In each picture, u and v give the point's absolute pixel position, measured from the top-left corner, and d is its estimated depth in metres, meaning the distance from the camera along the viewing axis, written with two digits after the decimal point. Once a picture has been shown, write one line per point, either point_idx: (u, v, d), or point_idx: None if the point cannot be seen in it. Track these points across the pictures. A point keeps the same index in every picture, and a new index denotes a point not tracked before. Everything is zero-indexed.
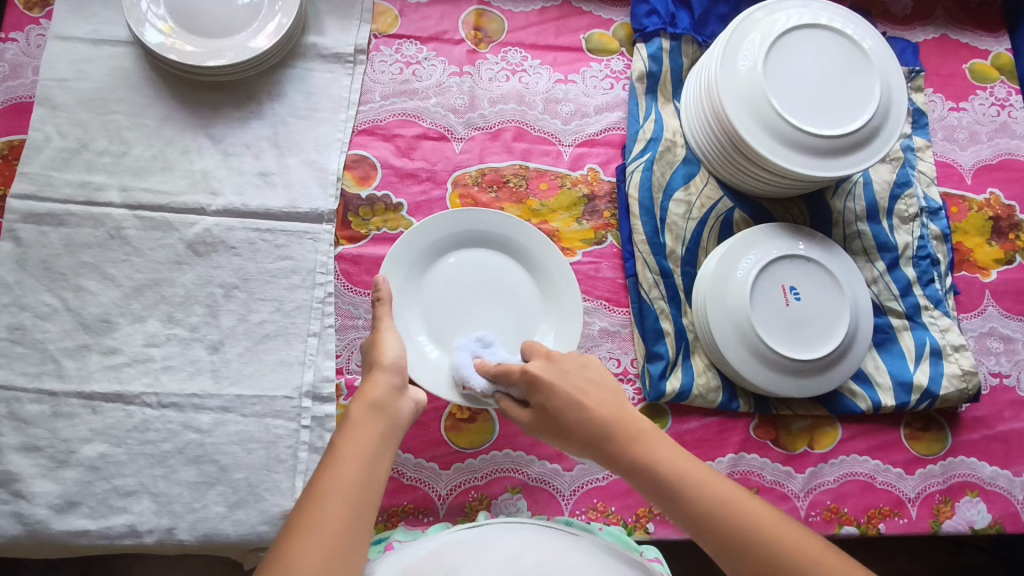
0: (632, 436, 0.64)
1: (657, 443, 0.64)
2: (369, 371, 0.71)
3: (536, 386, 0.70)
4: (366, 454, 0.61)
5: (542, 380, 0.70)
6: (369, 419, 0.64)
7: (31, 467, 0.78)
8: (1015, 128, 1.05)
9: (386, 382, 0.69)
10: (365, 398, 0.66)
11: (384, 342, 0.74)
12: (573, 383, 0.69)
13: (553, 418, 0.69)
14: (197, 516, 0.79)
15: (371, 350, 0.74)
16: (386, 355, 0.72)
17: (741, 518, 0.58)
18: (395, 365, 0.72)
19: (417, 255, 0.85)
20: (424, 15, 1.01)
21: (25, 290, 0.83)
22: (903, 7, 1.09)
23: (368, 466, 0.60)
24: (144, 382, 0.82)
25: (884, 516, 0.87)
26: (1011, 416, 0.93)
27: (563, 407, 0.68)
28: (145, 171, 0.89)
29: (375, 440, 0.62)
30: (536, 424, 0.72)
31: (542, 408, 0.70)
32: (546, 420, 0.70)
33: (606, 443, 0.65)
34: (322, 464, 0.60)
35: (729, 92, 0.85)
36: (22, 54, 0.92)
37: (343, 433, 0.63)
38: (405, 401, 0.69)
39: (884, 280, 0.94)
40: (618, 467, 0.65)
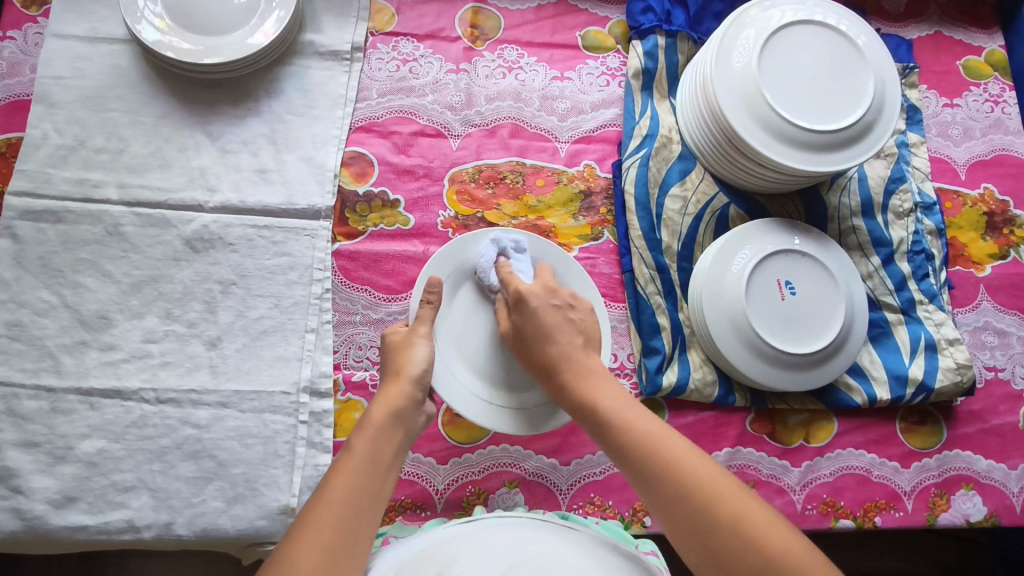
0: (579, 372, 0.70)
1: (602, 383, 0.69)
2: (391, 377, 0.70)
3: (521, 309, 0.75)
4: (379, 465, 0.61)
5: (528, 302, 0.75)
6: (389, 429, 0.64)
7: (29, 463, 0.78)
8: (1008, 123, 1.05)
9: (409, 393, 0.68)
10: (387, 406, 0.66)
11: (414, 350, 0.73)
12: (550, 315, 0.74)
13: (526, 338, 0.74)
14: (195, 511, 0.79)
15: (397, 356, 0.73)
16: (414, 364, 0.71)
17: (649, 439, 0.61)
18: (422, 379, 0.71)
19: (456, 272, 0.83)
20: (420, 12, 1.01)
21: (23, 286, 0.83)
22: (897, 4, 1.10)
23: (380, 478, 0.60)
24: (142, 378, 0.83)
25: (880, 510, 0.87)
26: (1006, 409, 0.93)
27: (536, 330, 0.73)
28: (143, 168, 0.89)
29: (388, 452, 0.63)
30: (511, 340, 0.77)
31: (518, 328, 0.75)
32: (520, 340, 0.75)
33: (554, 374, 0.71)
34: (334, 468, 0.59)
35: (723, 87, 0.86)
36: (21, 52, 0.92)
37: (359, 436, 0.63)
38: (421, 416, 0.69)
39: (879, 275, 0.94)
40: (564, 400, 0.70)
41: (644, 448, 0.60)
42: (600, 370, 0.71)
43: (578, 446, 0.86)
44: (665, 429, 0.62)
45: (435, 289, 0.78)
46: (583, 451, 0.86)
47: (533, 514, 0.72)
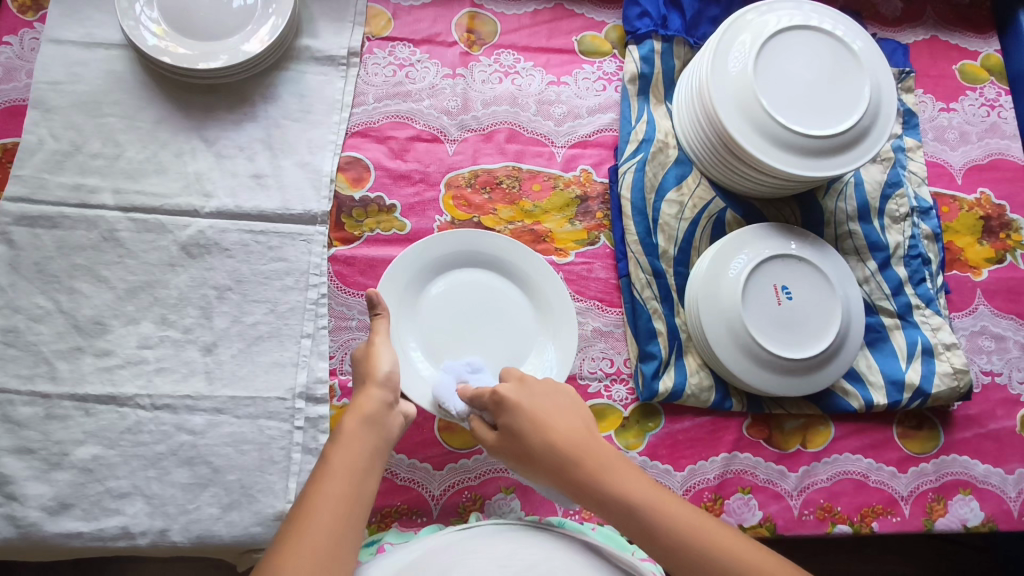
0: (603, 466, 0.63)
1: (624, 476, 0.63)
2: (363, 384, 0.70)
3: (505, 409, 0.68)
4: (356, 467, 0.61)
5: (513, 401, 0.68)
6: (364, 432, 0.64)
7: (24, 469, 0.78)
8: (1005, 128, 1.05)
9: (380, 396, 0.68)
10: (358, 411, 0.66)
11: (378, 354, 0.72)
12: (546, 409, 0.68)
13: (525, 440, 0.66)
14: (190, 517, 0.79)
15: (363, 363, 0.73)
16: (380, 368, 0.71)
17: (704, 543, 0.58)
18: (390, 380, 0.71)
19: (417, 270, 0.85)
20: (417, 17, 1.01)
21: (18, 292, 0.83)
22: (893, 9, 1.10)
23: (359, 480, 0.60)
24: (137, 384, 0.82)
25: (877, 515, 0.87)
26: (1003, 414, 0.93)
27: (534, 429, 0.66)
28: (139, 173, 0.89)
29: (365, 455, 0.62)
30: (507, 451, 0.68)
31: (512, 434, 0.67)
32: (518, 445, 0.67)
33: (572, 470, 0.64)
34: (313, 478, 0.60)
35: (719, 92, 0.86)
36: (17, 58, 0.92)
37: (335, 443, 0.62)
38: (397, 415, 0.69)
39: (876, 279, 0.94)
40: (589, 499, 0.63)
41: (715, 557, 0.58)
42: (614, 455, 0.65)
43: None
44: (725, 529, 0.60)
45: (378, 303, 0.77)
46: None
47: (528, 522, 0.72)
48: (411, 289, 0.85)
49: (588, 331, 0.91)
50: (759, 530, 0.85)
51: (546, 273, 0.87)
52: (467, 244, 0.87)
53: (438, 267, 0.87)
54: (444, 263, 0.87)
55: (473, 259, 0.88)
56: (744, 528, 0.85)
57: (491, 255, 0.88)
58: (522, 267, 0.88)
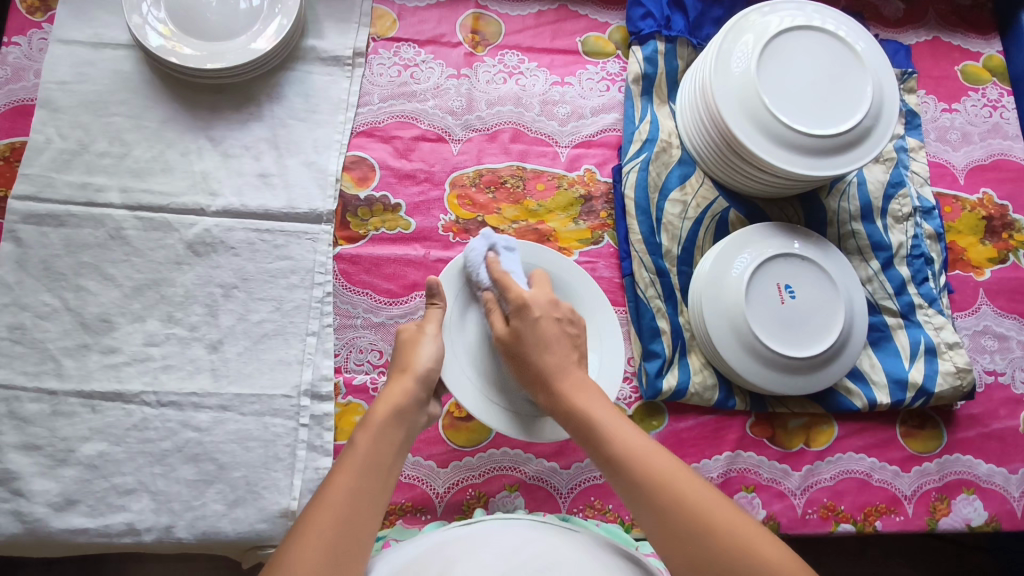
0: (578, 390, 0.67)
1: (595, 401, 0.66)
2: (397, 374, 0.70)
3: (520, 316, 0.71)
4: (378, 465, 0.61)
5: (532, 307, 0.71)
6: (390, 429, 0.64)
7: (30, 466, 0.78)
8: (1007, 128, 1.06)
9: (413, 391, 0.68)
10: (389, 404, 0.65)
11: (423, 346, 0.72)
12: (552, 327, 0.71)
13: (527, 345, 0.70)
14: (195, 514, 0.79)
15: (406, 350, 0.72)
16: (421, 360, 0.70)
17: (643, 467, 0.60)
18: (428, 376, 0.70)
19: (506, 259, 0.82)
20: (422, 18, 1.02)
21: (25, 290, 0.84)
22: (895, 10, 1.11)
23: (380, 478, 0.60)
24: (143, 381, 0.83)
25: (880, 514, 0.87)
26: (1006, 413, 0.93)
27: (536, 340, 0.69)
28: (145, 172, 0.90)
29: (391, 451, 0.63)
30: (508, 350, 0.72)
31: (517, 335, 0.70)
32: (516, 349, 0.70)
33: (556, 393, 0.68)
34: (336, 467, 0.59)
35: (722, 91, 0.86)
36: (25, 58, 0.93)
37: (361, 436, 0.62)
38: (421, 415, 0.69)
39: (879, 279, 0.94)
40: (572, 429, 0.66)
41: (674, 510, 0.56)
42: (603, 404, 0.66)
43: (579, 451, 0.86)
44: (696, 490, 0.58)
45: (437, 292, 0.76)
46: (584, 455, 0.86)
47: (534, 517, 0.72)
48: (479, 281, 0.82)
49: None
50: None
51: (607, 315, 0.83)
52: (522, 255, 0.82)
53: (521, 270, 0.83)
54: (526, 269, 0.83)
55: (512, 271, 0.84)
56: None
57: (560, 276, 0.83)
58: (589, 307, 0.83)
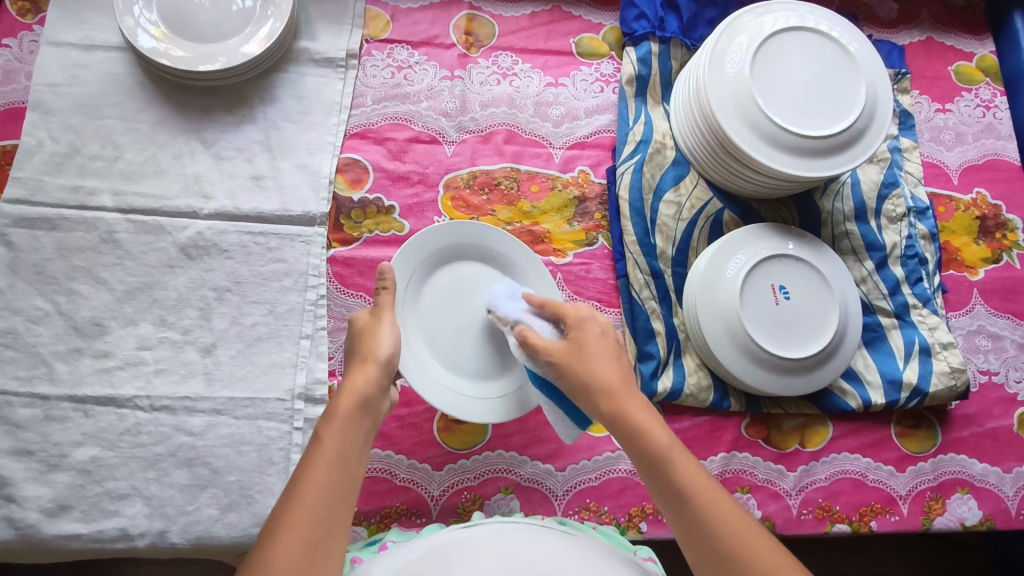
0: (637, 405, 0.65)
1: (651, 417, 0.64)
2: (360, 363, 0.69)
3: (580, 329, 0.71)
4: (345, 458, 0.59)
5: (596, 320, 0.72)
6: (357, 417, 0.63)
7: (23, 471, 0.78)
8: (1000, 129, 1.06)
9: (376, 378, 0.67)
10: (353, 394, 0.64)
11: (381, 334, 0.72)
12: (609, 345, 0.70)
13: (589, 356, 0.68)
14: (190, 518, 0.79)
15: (364, 341, 0.71)
16: (380, 348, 0.70)
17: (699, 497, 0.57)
18: (389, 362, 0.70)
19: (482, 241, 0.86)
20: (415, 20, 1.02)
21: (17, 294, 0.83)
22: (889, 10, 1.11)
23: (350, 467, 0.59)
24: (136, 386, 0.82)
25: (876, 514, 0.87)
26: (1000, 413, 0.93)
27: (597, 354, 0.69)
28: (137, 175, 0.89)
29: (359, 439, 0.62)
30: (564, 361, 0.69)
31: (575, 346, 0.70)
32: (573, 361, 0.69)
33: (615, 407, 0.65)
34: (307, 458, 0.58)
35: (716, 93, 0.86)
36: (16, 60, 0.92)
37: (327, 426, 0.61)
38: (386, 401, 0.68)
39: (873, 279, 0.94)
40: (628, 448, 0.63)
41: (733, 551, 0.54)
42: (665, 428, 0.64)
43: (574, 452, 0.86)
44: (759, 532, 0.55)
45: (388, 276, 0.76)
46: (579, 457, 0.86)
47: (529, 520, 0.72)
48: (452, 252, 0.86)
49: None
50: None
51: None
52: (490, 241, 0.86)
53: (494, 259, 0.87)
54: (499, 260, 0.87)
55: (472, 252, 0.86)
56: None
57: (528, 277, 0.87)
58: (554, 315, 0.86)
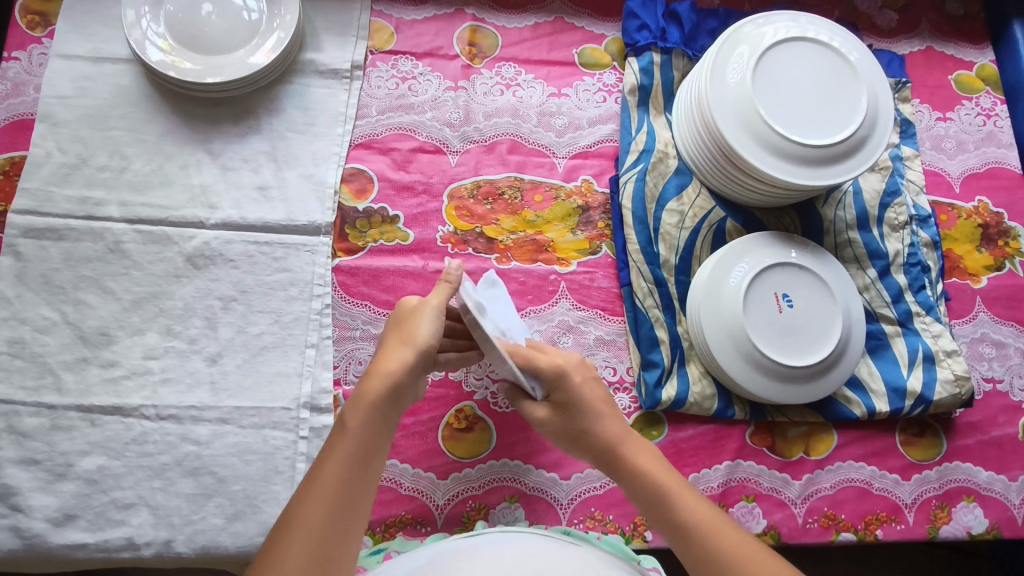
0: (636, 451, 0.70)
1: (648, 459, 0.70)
2: (398, 343, 0.68)
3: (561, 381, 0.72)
4: (355, 458, 0.60)
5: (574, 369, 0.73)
6: (379, 408, 0.64)
7: (30, 480, 0.78)
8: (1001, 137, 1.06)
9: (406, 364, 0.66)
10: (377, 385, 0.64)
11: (421, 316, 0.70)
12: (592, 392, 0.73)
13: (583, 417, 0.72)
14: (195, 528, 0.79)
15: (407, 320, 0.71)
16: (420, 331, 0.69)
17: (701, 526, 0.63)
18: (423, 350, 0.68)
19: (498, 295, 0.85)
20: (419, 31, 1.03)
21: (25, 304, 0.84)
22: (889, 20, 1.12)
23: (366, 458, 0.61)
24: (143, 395, 0.83)
25: (881, 522, 0.87)
26: (1005, 421, 0.93)
27: (592, 408, 0.72)
28: (145, 186, 0.90)
29: (377, 431, 0.63)
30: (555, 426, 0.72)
31: (563, 408, 0.73)
32: (570, 420, 0.72)
33: (619, 458, 0.70)
34: (325, 450, 0.61)
35: (718, 102, 0.87)
36: (25, 72, 0.94)
37: (347, 416, 0.63)
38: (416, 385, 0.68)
39: (876, 287, 0.95)
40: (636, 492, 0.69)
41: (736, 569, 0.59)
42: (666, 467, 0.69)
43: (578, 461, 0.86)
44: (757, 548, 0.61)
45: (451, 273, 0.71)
46: (584, 465, 0.86)
47: (534, 529, 0.72)
48: None
49: (591, 340, 0.92)
50: (763, 538, 0.85)
51: None
52: None
53: None
54: None
55: None
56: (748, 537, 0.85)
57: None
58: None
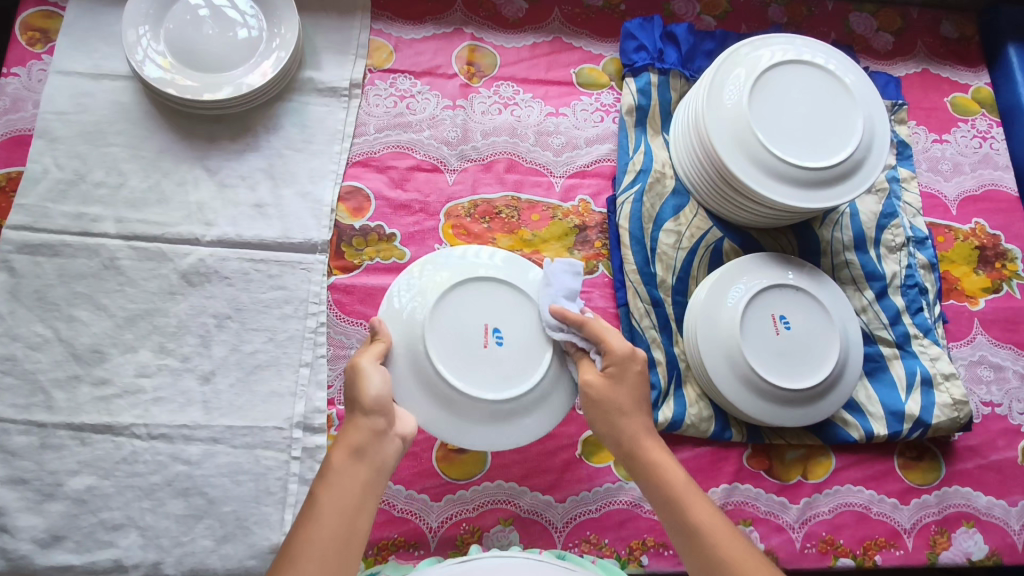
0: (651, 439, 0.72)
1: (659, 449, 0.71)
2: (351, 411, 0.69)
3: (631, 363, 0.73)
4: (348, 504, 0.63)
5: (636, 354, 0.73)
6: (350, 470, 0.65)
7: (17, 500, 0.77)
8: (997, 159, 1.07)
9: (367, 427, 0.67)
10: (346, 444, 0.66)
11: (365, 375, 0.69)
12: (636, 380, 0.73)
13: (626, 392, 0.72)
14: (184, 550, 0.78)
15: (349, 385, 0.70)
16: (365, 392, 0.68)
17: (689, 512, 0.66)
18: (377, 407, 0.68)
19: (415, 300, 0.74)
20: (418, 50, 1.03)
21: (17, 320, 0.84)
22: (884, 43, 1.13)
23: (347, 518, 0.62)
24: (134, 414, 0.82)
25: (880, 548, 0.86)
26: (1004, 445, 0.93)
27: (630, 390, 0.72)
28: (141, 203, 0.90)
29: (354, 491, 0.64)
30: (610, 389, 0.72)
31: (613, 389, 0.72)
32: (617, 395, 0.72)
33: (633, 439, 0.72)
34: (303, 515, 0.62)
35: (715, 125, 0.87)
36: (24, 88, 0.94)
37: (321, 484, 0.64)
38: (389, 445, 0.67)
39: (873, 309, 0.94)
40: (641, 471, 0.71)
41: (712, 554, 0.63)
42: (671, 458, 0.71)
43: (573, 483, 0.85)
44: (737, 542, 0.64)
45: (443, 308, 0.74)
46: (579, 488, 0.85)
47: (530, 553, 0.71)
48: (425, 293, 0.74)
49: None
50: None
51: (443, 428, 0.73)
52: (407, 311, 0.74)
53: (413, 335, 0.73)
54: (415, 338, 0.73)
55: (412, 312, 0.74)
56: None
57: (421, 364, 0.72)
58: (432, 413, 0.73)
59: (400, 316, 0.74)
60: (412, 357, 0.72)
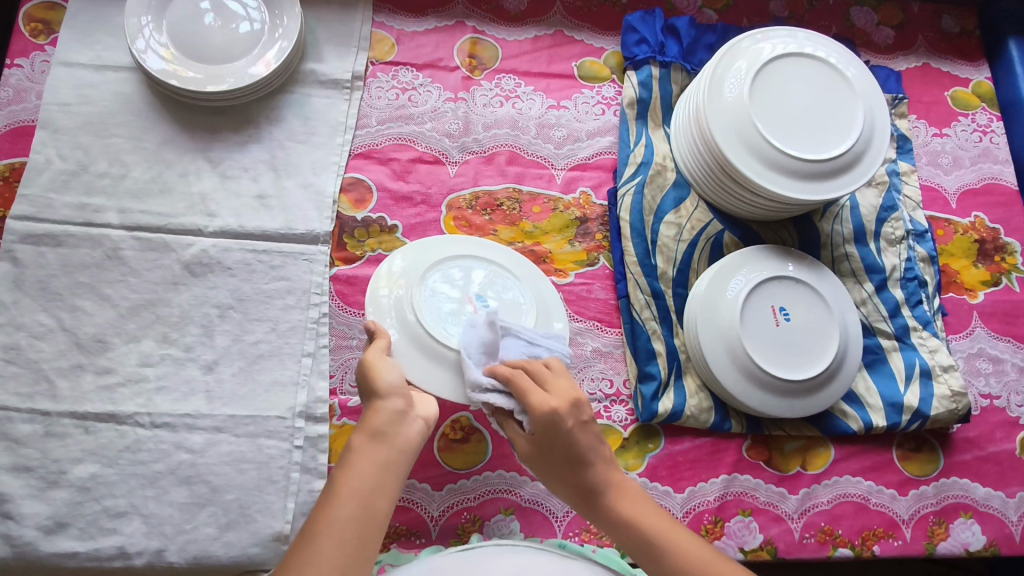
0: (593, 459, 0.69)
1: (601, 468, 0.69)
2: (369, 399, 0.70)
3: (553, 427, 0.67)
4: (369, 485, 0.62)
5: (559, 412, 0.68)
6: (370, 450, 0.64)
7: (21, 487, 0.78)
8: (997, 153, 1.07)
9: (387, 411, 0.67)
10: (367, 427, 0.66)
11: (379, 367, 0.71)
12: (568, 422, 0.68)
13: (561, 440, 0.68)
14: (187, 537, 0.78)
15: (365, 376, 0.71)
16: (381, 380, 0.70)
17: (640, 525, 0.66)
18: (392, 391, 0.69)
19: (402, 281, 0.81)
20: (419, 43, 1.04)
21: (21, 310, 0.84)
22: (885, 37, 1.13)
23: (367, 499, 0.61)
24: (137, 403, 0.82)
25: (878, 538, 0.86)
26: (1002, 436, 0.93)
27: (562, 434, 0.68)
28: (144, 193, 0.90)
29: (374, 471, 0.63)
30: (541, 441, 0.69)
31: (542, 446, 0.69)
32: (547, 443, 0.68)
33: (572, 465, 0.69)
34: (323, 496, 0.61)
35: (716, 116, 0.87)
36: (27, 79, 0.94)
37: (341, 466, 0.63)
38: (406, 429, 0.67)
39: (873, 301, 0.95)
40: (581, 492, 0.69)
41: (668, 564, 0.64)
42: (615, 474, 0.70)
43: None
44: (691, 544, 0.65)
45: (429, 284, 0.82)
46: None
47: (530, 543, 0.72)
48: (411, 273, 0.82)
49: (588, 351, 0.91)
50: (760, 553, 0.85)
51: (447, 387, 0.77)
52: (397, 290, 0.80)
53: (405, 308, 0.79)
54: (406, 310, 0.79)
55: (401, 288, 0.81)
56: (746, 551, 0.84)
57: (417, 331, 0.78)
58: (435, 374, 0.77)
59: (389, 295, 0.80)
60: (408, 327, 0.78)
